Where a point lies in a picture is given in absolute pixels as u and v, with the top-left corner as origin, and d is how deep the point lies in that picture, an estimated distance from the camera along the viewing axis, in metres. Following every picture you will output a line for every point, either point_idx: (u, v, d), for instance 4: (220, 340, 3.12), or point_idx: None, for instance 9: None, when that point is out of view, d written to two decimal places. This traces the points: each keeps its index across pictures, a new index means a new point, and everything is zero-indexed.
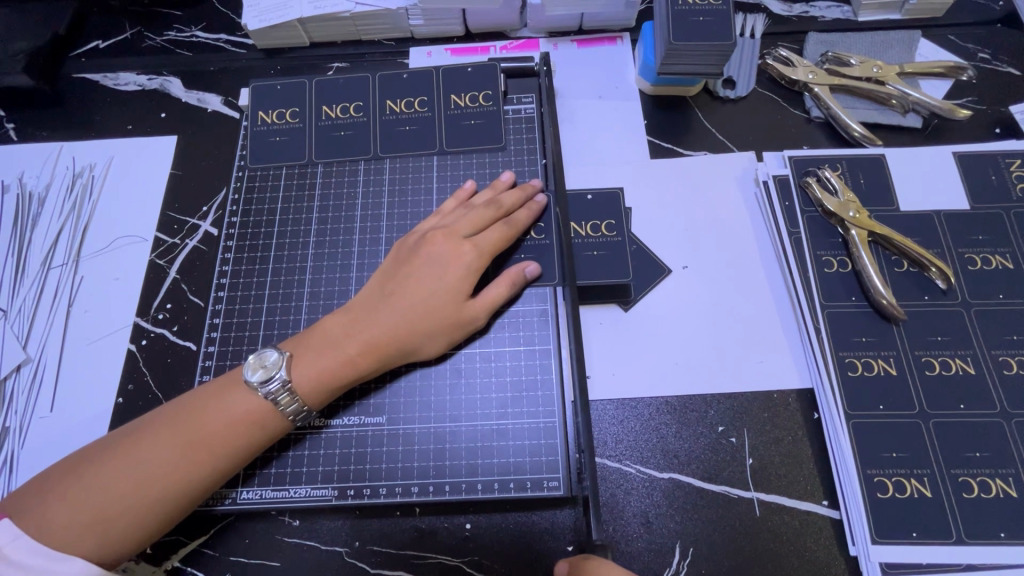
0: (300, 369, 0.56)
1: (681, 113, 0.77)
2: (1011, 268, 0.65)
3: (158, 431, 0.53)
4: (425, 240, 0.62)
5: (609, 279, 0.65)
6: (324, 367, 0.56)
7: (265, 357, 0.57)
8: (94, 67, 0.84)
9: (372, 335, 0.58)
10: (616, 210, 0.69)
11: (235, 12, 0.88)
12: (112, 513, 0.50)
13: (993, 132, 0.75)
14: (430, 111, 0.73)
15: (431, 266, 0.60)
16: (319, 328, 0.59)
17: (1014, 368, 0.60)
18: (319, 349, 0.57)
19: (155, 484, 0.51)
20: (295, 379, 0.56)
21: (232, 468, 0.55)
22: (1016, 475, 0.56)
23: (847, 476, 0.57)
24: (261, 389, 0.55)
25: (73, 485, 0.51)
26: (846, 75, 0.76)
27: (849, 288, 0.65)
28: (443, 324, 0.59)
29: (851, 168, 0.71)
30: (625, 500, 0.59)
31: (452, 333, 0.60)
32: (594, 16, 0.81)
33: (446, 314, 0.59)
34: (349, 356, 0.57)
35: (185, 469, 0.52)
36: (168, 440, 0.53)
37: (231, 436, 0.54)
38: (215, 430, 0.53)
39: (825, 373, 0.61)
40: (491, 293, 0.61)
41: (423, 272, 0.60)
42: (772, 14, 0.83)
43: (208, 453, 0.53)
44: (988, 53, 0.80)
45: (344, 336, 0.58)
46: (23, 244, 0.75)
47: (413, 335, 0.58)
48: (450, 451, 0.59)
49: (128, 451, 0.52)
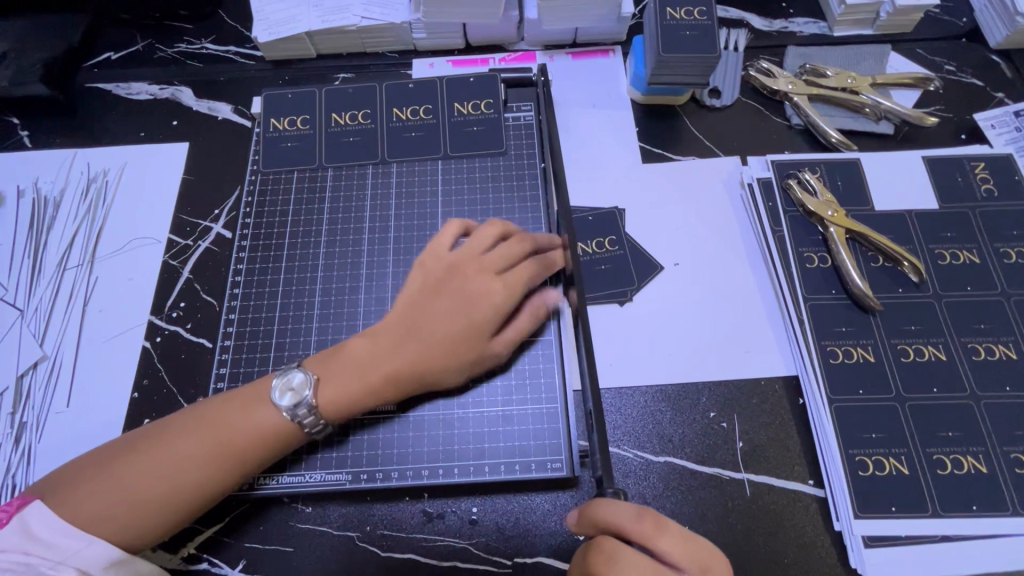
0: (325, 392, 0.58)
1: (670, 120, 0.82)
2: (977, 262, 0.70)
3: (186, 435, 0.55)
4: (456, 269, 0.63)
5: (615, 290, 0.71)
6: (346, 394, 0.58)
7: (291, 378, 0.58)
8: (107, 77, 0.88)
9: (393, 369, 0.59)
10: (615, 227, 0.75)
11: (244, 25, 0.92)
12: (143, 508, 0.53)
13: (959, 137, 0.81)
14: (434, 118, 0.78)
15: (460, 301, 0.61)
16: (344, 348, 0.61)
17: (982, 353, 0.65)
18: (342, 372, 0.59)
19: (184, 484, 0.54)
20: (319, 400, 0.58)
21: (257, 470, 0.57)
22: (986, 453, 0.61)
23: (831, 456, 0.61)
24: (286, 411, 0.57)
25: (104, 479, 0.53)
26: (823, 85, 0.81)
27: (829, 281, 0.69)
28: (463, 360, 0.61)
29: (829, 171, 0.75)
30: (623, 482, 0.63)
31: (472, 368, 0.61)
32: (588, 31, 0.86)
33: (467, 352, 0.61)
34: (369, 384, 0.59)
35: (212, 472, 0.55)
36: (197, 445, 0.55)
37: (257, 444, 0.56)
38: (242, 438, 0.56)
39: (809, 360, 0.65)
40: (517, 325, 0.63)
41: (450, 307, 0.61)
42: (754, 29, 0.88)
43: (235, 458, 0.55)
44: (953, 65, 0.86)
45: (368, 360, 0.59)
46: (39, 246, 0.77)
47: (432, 370, 0.60)
48: (458, 436, 0.62)
49: (159, 453, 0.54)
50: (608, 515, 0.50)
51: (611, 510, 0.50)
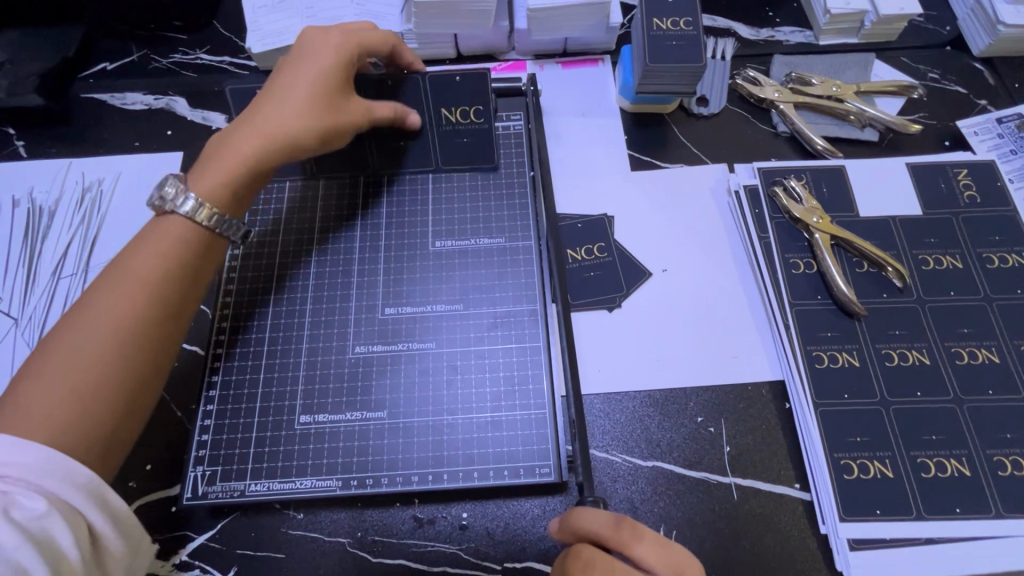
0: (204, 181, 0.62)
1: (658, 129, 0.84)
2: (960, 267, 0.71)
3: (77, 315, 0.54)
4: (297, 54, 0.68)
5: (607, 296, 0.72)
6: (219, 178, 0.62)
7: (164, 189, 0.60)
8: (102, 88, 0.89)
9: (265, 124, 0.64)
10: (604, 233, 0.76)
11: (238, 36, 0.93)
12: (62, 402, 0.50)
13: (943, 145, 0.82)
14: (423, 134, 0.75)
15: (321, 72, 0.66)
16: (221, 137, 0.64)
17: (966, 358, 0.66)
18: (217, 161, 0.63)
19: (93, 354, 0.52)
20: (198, 189, 0.61)
21: (181, 290, 0.58)
22: (970, 455, 0.61)
23: (816, 459, 0.62)
24: (171, 206, 0.60)
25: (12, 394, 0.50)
26: (809, 93, 0.83)
27: (815, 287, 0.70)
28: (327, 113, 0.66)
29: (814, 178, 0.77)
30: (612, 487, 0.63)
31: (330, 125, 0.66)
32: (577, 41, 0.87)
33: (332, 104, 0.66)
34: (240, 155, 0.63)
35: (123, 322, 0.54)
36: (93, 313, 0.54)
37: (168, 276, 0.57)
38: (143, 280, 0.56)
39: (794, 365, 0.66)
40: (375, 107, 0.70)
41: (315, 75, 0.66)
42: (741, 38, 0.90)
43: (140, 289, 0.56)
44: (937, 74, 0.87)
45: (237, 141, 0.63)
46: (34, 255, 0.78)
47: (297, 117, 0.64)
48: (448, 442, 0.63)
49: (53, 349, 0.52)
50: (586, 523, 0.52)
51: (587, 517, 0.52)
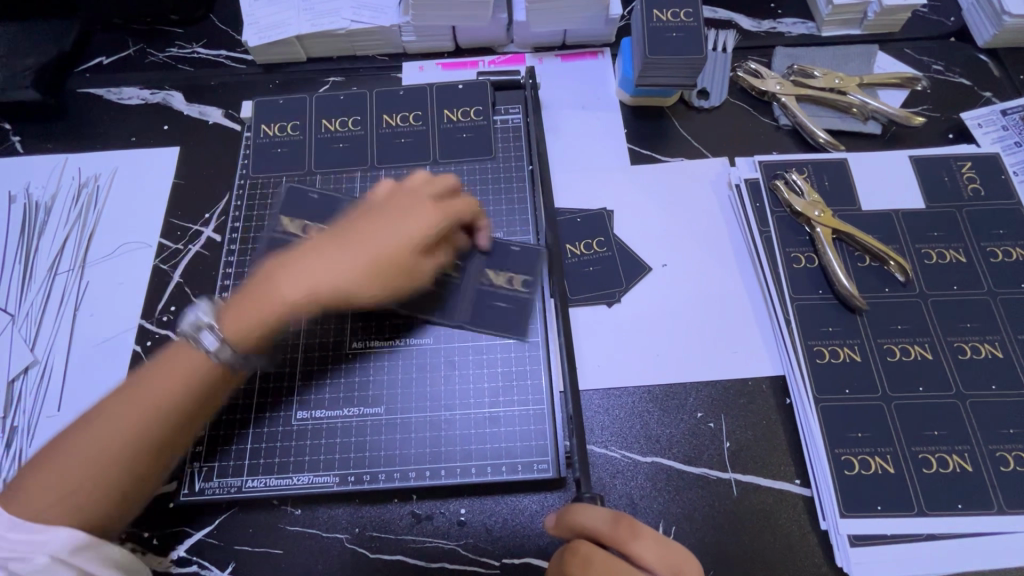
0: (232, 319, 0.57)
1: (658, 122, 0.83)
2: (964, 261, 0.70)
3: (112, 400, 0.53)
4: (358, 216, 0.63)
5: (609, 289, 0.72)
6: (252, 310, 0.58)
7: (191, 318, 0.57)
8: (98, 82, 0.88)
9: (306, 279, 0.59)
10: (603, 227, 0.75)
11: (235, 29, 0.92)
12: (84, 487, 0.50)
13: (946, 137, 0.81)
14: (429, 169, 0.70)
15: (366, 220, 0.62)
16: (259, 272, 0.61)
17: (968, 352, 0.65)
18: (253, 294, 0.59)
19: (119, 444, 0.51)
20: (223, 326, 0.57)
21: (219, 384, 0.57)
22: (972, 451, 0.61)
23: (817, 455, 0.62)
24: (199, 345, 0.56)
25: (37, 468, 0.50)
26: (811, 86, 0.82)
27: (816, 282, 0.69)
28: (379, 269, 0.60)
29: (816, 171, 0.76)
30: (611, 483, 0.63)
31: (391, 288, 0.61)
32: (576, 33, 0.86)
33: (379, 258, 0.60)
34: (278, 297, 0.58)
35: (150, 416, 0.53)
36: (124, 400, 0.53)
37: (194, 371, 0.55)
38: (174, 372, 0.55)
39: (795, 360, 0.66)
40: (433, 258, 0.63)
41: (360, 222, 0.62)
42: (742, 30, 0.89)
43: (175, 383, 0.54)
44: (941, 65, 0.86)
45: (277, 286, 0.58)
46: (30, 250, 0.78)
47: (351, 277, 0.59)
48: (446, 438, 0.62)
49: (86, 431, 0.52)
50: (585, 523, 0.51)
51: (585, 516, 0.51)
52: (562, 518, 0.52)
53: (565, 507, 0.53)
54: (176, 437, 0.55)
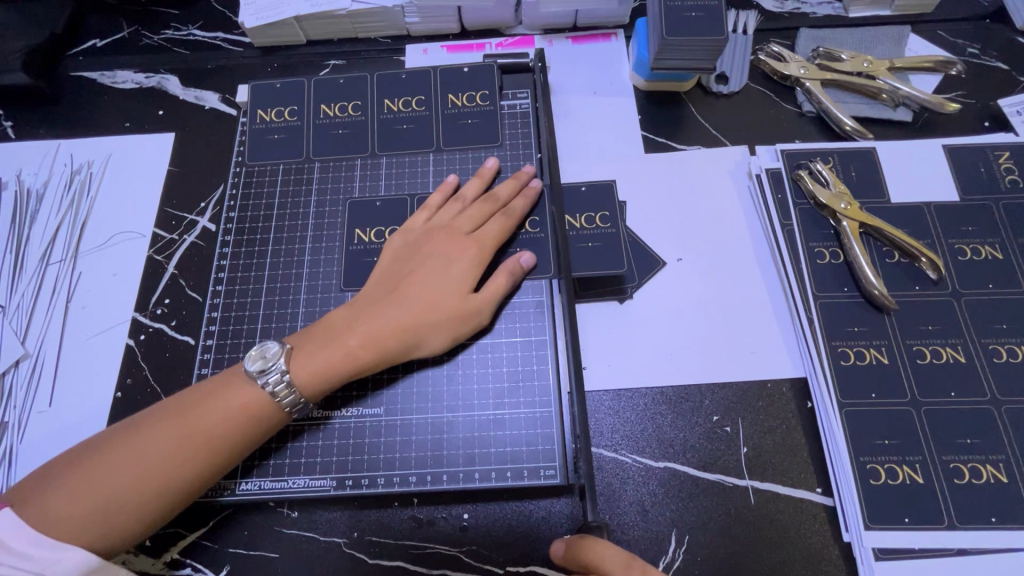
0: (297, 365, 0.56)
1: (674, 108, 0.78)
2: (1000, 258, 0.66)
3: (159, 426, 0.52)
4: (413, 247, 0.63)
5: (608, 271, 0.65)
6: (323, 363, 0.56)
7: (265, 349, 0.56)
8: (91, 65, 0.85)
9: (374, 329, 0.58)
10: (610, 202, 0.69)
11: (232, 10, 0.88)
12: (109, 512, 0.50)
13: (982, 125, 0.76)
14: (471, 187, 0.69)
15: (436, 263, 0.61)
16: (324, 321, 0.59)
17: (1004, 356, 0.61)
18: (318, 344, 0.57)
19: (149, 481, 0.51)
20: (294, 373, 0.55)
21: (259, 438, 0.55)
22: (1007, 461, 0.57)
23: (840, 462, 0.58)
24: (259, 379, 0.55)
25: (69, 480, 0.50)
26: (838, 69, 0.77)
27: (841, 278, 0.65)
28: (445, 317, 0.59)
29: (842, 161, 0.71)
30: (621, 489, 0.60)
31: (458, 329, 0.60)
32: (589, 13, 0.82)
33: (446, 309, 0.59)
34: (347, 351, 0.57)
35: (189, 459, 0.52)
36: (171, 433, 0.52)
37: (238, 423, 0.54)
38: (221, 418, 0.53)
39: (818, 361, 0.62)
40: (491, 285, 0.61)
41: (428, 265, 0.61)
42: (764, 10, 0.84)
43: (217, 429, 0.53)
44: (976, 48, 0.81)
45: (344, 330, 0.58)
46: (22, 239, 0.75)
47: (417, 316, 0.58)
48: (448, 441, 0.59)
49: (125, 455, 0.51)
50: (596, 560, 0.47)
51: (599, 554, 0.47)
52: (574, 549, 0.49)
53: (580, 538, 0.50)
54: (206, 482, 0.53)
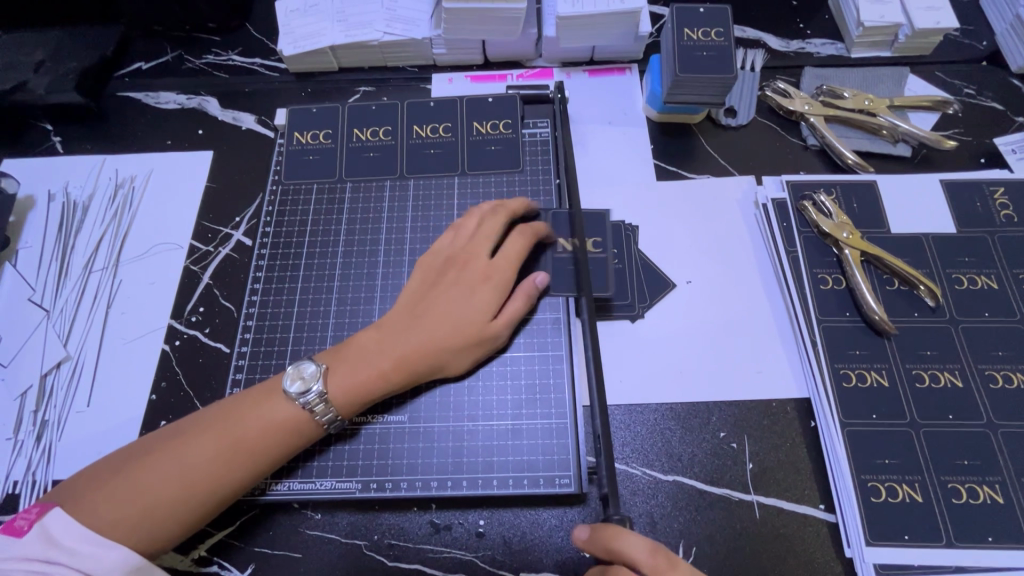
0: (335, 382, 0.59)
1: (685, 139, 0.83)
2: (996, 287, 0.69)
3: (201, 438, 0.56)
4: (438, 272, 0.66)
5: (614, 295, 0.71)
6: (357, 381, 0.59)
7: (303, 368, 0.59)
8: (136, 86, 0.91)
9: (403, 351, 0.61)
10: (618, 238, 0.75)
11: (269, 37, 0.94)
12: (156, 516, 0.53)
13: (979, 161, 0.80)
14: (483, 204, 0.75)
15: (459, 287, 0.64)
16: (353, 342, 0.62)
17: (1000, 381, 0.64)
18: (351, 364, 0.60)
19: (194, 488, 0.54)
20: (331, 391, 0.59)
21: (293, 450, 0.59)
22: (1004, 483, 0.60)
23: (843, 483, 0.61)
24: (299, 399, 0.58)
25: (119, 484, 0.53)
26: (840, 106, 0.81)
27: (843, 304, 0.69)
28: (470, 340, 0.63)
29: (844, 193, 0.75)
30: (631, 500, 0.62)
31: (480, 350, 0.63)
32: (605, 49, 0.87)
33: (471, 332, 0.63)
34: (380, 372, 0.60)
35: (232, 468, 0.55)
36: (215, 443, 0.55)
37: (277, 435, 0.57)
38: (260, 430, 0.57)
39: (821, 383, 0.65)
40: (512, 307, 0.65)
41: (452, 289, 0.64)
42: (770, 49, 0.89)
43: (255, 442, 0.56)
44: (972, 89, 0.86)
45: (374, 353, 0.61)
46: (66, 248, 0.80)
47: (441, 340, 0.62)
48: (468, 448, 0.62)
49: (170, 463, 0.54)
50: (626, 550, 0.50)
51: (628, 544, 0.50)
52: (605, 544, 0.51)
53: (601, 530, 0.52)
54: (242, 488, 0.57)
